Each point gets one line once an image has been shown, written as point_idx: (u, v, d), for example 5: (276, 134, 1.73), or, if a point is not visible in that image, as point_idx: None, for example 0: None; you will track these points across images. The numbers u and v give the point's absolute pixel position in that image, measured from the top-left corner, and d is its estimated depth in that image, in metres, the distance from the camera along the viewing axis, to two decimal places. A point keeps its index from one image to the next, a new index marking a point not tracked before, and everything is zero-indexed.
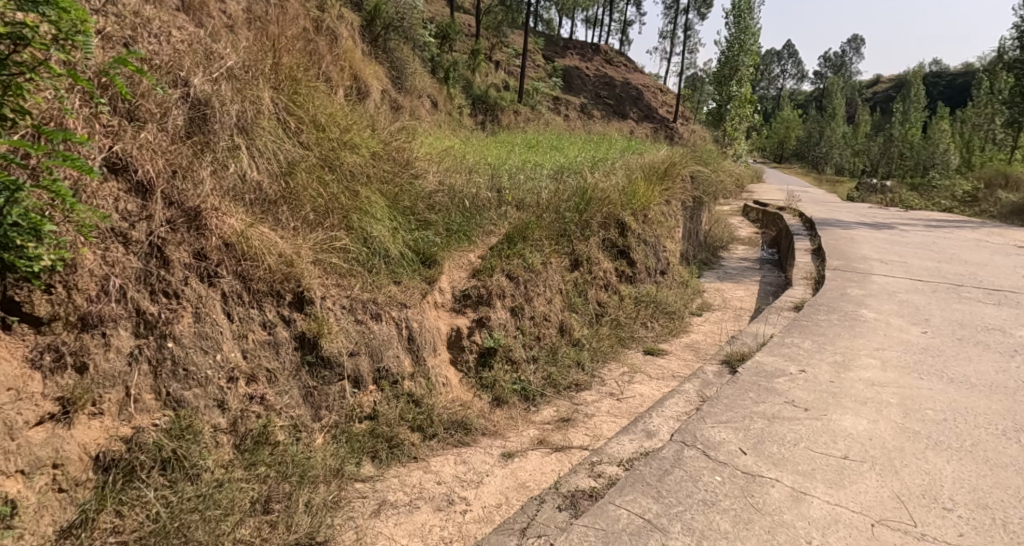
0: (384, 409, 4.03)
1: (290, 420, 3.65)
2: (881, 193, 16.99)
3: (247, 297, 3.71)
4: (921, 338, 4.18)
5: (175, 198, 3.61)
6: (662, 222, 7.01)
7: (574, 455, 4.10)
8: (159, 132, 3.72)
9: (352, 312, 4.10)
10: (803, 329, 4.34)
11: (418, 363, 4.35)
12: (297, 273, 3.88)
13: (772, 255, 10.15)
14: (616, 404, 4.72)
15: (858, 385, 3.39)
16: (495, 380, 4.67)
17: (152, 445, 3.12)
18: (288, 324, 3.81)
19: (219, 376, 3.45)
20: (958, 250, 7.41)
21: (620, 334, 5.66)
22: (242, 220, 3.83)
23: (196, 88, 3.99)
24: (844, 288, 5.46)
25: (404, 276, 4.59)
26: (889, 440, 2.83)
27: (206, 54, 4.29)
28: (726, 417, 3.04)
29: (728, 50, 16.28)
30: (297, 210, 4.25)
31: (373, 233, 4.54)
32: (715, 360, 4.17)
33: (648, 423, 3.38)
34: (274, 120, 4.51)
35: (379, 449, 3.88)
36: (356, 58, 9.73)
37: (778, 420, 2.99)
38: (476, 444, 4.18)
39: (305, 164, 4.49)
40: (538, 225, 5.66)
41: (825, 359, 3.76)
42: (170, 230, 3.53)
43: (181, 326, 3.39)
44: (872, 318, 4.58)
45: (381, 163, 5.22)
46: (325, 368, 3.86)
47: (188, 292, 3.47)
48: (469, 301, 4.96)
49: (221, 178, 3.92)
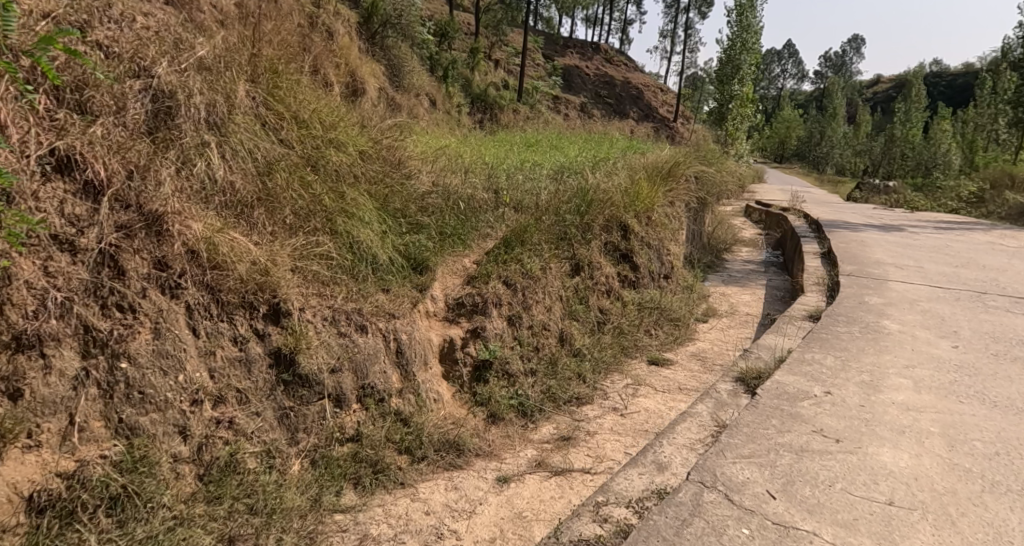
0: (368, 430, 3.69)
1: (263, 445, 3.30)
2: (885, 194, 16.60)
3: (216, 309, 3.36)
4: (952, 354, 3.84)
5: (133, 201, 3.26)
6: (666, 224, 6.65)
7: (576, 480, 3.76)
8: (115, 127, 3.38)
9: (334, 324, 3.75)
10: (824, 342, 3.98)
11: (407, 378, 4.00)
12: (273, 283, 3.54)
13: (776, 256, 9.87)
14: (620, 420, 4.38)
15: (891, 409, 3.04)
16: (490, 395, 4.32)
17: (98, 481, 2.78)
18: (262, 339, 3.47)
19: (181, 399, 3.10)
20: (975, 253, 7.07)
21: (623, 343, 5.31)
22: (210, 225, 3.48)
23: (159, 79, 3.63)
24: (862, 295, 5.11)
25: (393, 283, 4.25)
26: (938, 481, 2.50)
27: (174, 43, 3.92)
28: (748, 450, 2.70)
29: (732, 48, 15.79)
30: (275, 213, 3.92)
31: (359, 237, 4.20)
32: (729, 377, 3.81)
33: (659, 453, 3.04)
34: (251, 115, 4.14)
35: (362, 474, 3.54)
36: (353, 57, 9.36)
37: (808, 455, 2.66)
38: (470, 467, 3.84)
39: (285, 164, 4.15)
40: (537, 227, 5.32)
41: (852, 379, 3.40)
42: (125, 236, 3.18)
43: (137, 344, 3.03)
44: (895, 330, 4.23)
45: (371, 163, 4.89)
46: (303, 386, 3.51)
47: (146, 305, 3.12)
48: (463, 310, 4.62)
49: (187, 178, 3.56)
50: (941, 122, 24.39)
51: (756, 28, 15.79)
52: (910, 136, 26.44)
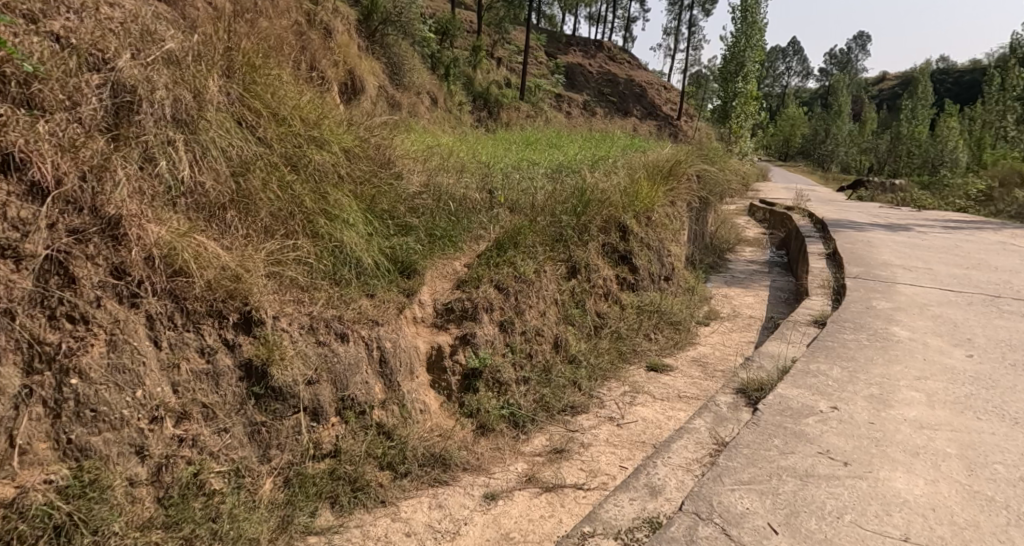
0: (348, 445, 3.48)
1: (230, 464, 3.10)
2: (891, 193, 16.35)
3: (181, 319, 3.15)
4: (968, 364, 3.60)
5: (88, 204, 3.06)
6: (667, 224, 6.40)
7: (568, 498, 3.55)
8: (69, 124, 3.17)
9: (312, 332, 3.53)
10: (830, 351, 3.75)
11: (391, 389, 3.78)
12: (244, 290, 3.33)
13: (780, 256, 9.62)
14: (616, 430, 4.17)
15: (903, 428, 2.81)
16: (479, 406, 4.09)
17: (39, 510, 2.57)
18: (232, 350, 3.25)
19: (139, 416, 2.90)
20: (985, 255, 6.83)
21: (620, 348, 5.09)
22: (174, 228, 3.28)
23: (120, 73, 3.41)
24: (871, 300, 4.87)
25: (378, 288, 4.04)
26: (958, 513, 2.29)
27: (141, 34, 3.70)
28: (748, 475, 2.49)
29: (736, 45, 15.52)
30: (249, 216, 3.72)
31: (341, 240, 4.00)
32: (729, 389, 3.58)
33: (652, 475, 2.83)
34: (225, 112, 3.93)
35: (339, 493, 3.34)
36: (350, 54, 9.14)
37: (813, 481, 2.44)
38: (456, 483, 3.63)
39: (262, 164, 3.94)
40: (532, 228, 5.09)
41: (861, 392, 3.17)
42: (78, 241, 2.98)
43: (89, 358, 2.83)
44: (906, 337, 3.99)
45: (357, 162, 4.66)
46: (277, 399, 3.30)
47: (100, 316, 2.92)
48: (452, 316, 4.38)
49: (150, 179, 3.35)
50: (948, 120, 24.13)
51: (760, 25, 15.51)
52: (916, 134, 26.16)
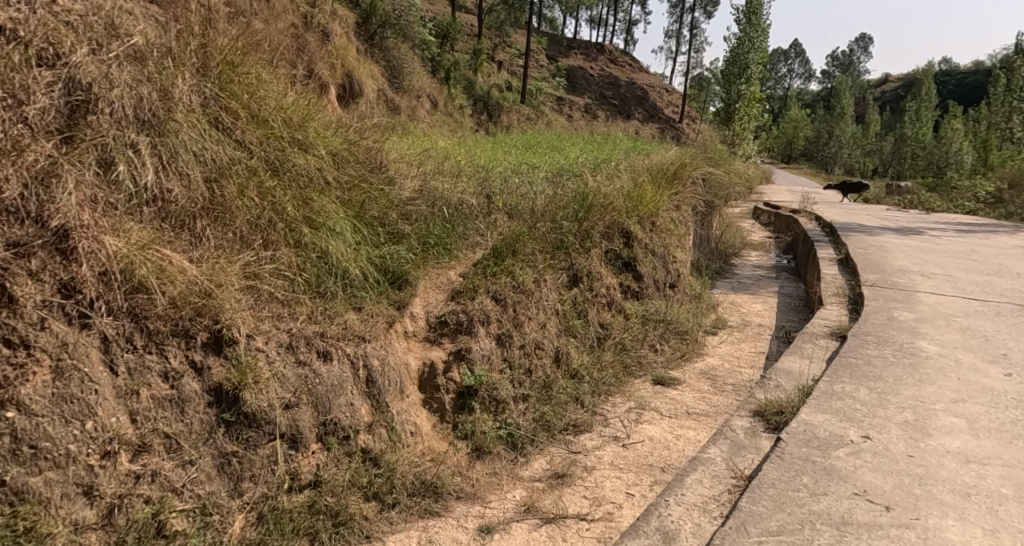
0: (329, 474, 3.16)
1: (195, 501, 2.81)
2: (896, 196, 16.06)
3: (141, 340, 2.85)
4: (1006, 385, 3.29)
5: (34, 215, 2.77)
6: (672, 229, 6.08)
7: (571, 531, 3.24)
8: (13, 126, 2.88)
9: (291, 351, 3.22)
10: (854, 370, 3.42)
11: (379, 410, 3.45)
12: (214, 307, 3.01)
13: (787, 261, 9.28)
14: (621, 452, 3.86)
15: (948, 461, 2.50)
16: (475, 428, 3.77)
17: None
18: (200, 373, 2.94)
19: (89, 452, 2.63)
20: (1006, 260, 6.52)
21: (625, 361, 4.77)
22: (135, 240, 2.98)
23: (75, 69, 3.12)
24: (892, 310, 4.55)
25: (365, 301, 3.71)
26: None
27: (103, 28, 3.40)
28: (775, 524, 2.21)
29: (739, 46, 15.21)
30: (224, 225, 3.41)
31: (326, 250, 3.68)
32: (746, 412, 3.25)
33: (664, 517, 2.51)
34: (199, 112, 3.62)
35: (319, 529, 3.00)
36: (348, 55, 8.85)
37: (852, 531, 2.16)
38: (449, 514, 3.31)
39: (239, 168, 3.63)
40: (531, 235, 4.76)
41: (894, 417, 2.84)
42: (19, 255, 2.69)
43: (29, 389, 2.55)
44: (936, 353, 3.67)
45: (346, 166, 4.34)
46: (250, 426, 2.99)
47: (44, 339, 2.63)
48: (446, 330, 4.04)
49: (107, 186, 3.06)
50: (952, 121, 23.85)
51: (763, 26, 15.22)
52: (919, 134, 25.91)
